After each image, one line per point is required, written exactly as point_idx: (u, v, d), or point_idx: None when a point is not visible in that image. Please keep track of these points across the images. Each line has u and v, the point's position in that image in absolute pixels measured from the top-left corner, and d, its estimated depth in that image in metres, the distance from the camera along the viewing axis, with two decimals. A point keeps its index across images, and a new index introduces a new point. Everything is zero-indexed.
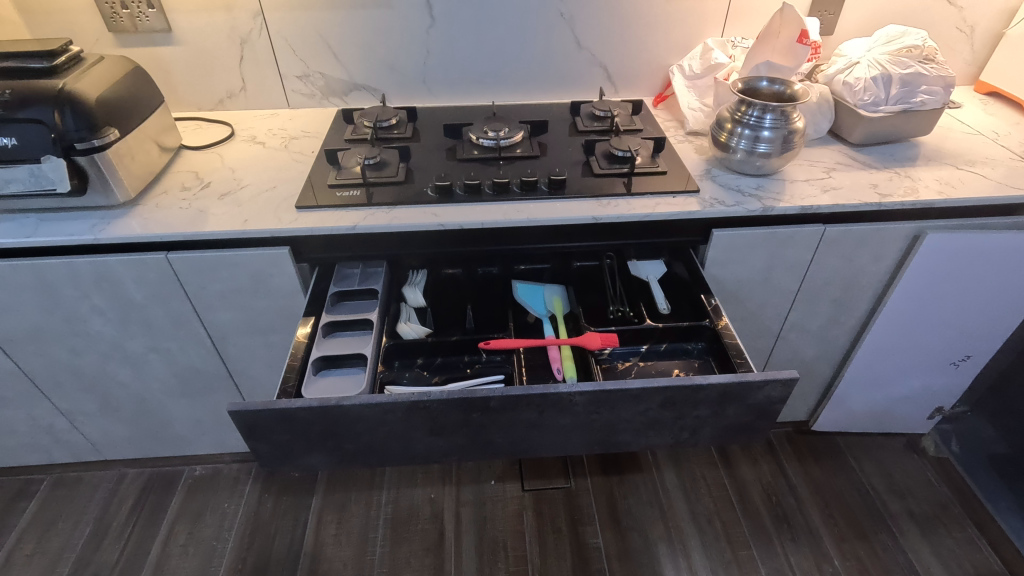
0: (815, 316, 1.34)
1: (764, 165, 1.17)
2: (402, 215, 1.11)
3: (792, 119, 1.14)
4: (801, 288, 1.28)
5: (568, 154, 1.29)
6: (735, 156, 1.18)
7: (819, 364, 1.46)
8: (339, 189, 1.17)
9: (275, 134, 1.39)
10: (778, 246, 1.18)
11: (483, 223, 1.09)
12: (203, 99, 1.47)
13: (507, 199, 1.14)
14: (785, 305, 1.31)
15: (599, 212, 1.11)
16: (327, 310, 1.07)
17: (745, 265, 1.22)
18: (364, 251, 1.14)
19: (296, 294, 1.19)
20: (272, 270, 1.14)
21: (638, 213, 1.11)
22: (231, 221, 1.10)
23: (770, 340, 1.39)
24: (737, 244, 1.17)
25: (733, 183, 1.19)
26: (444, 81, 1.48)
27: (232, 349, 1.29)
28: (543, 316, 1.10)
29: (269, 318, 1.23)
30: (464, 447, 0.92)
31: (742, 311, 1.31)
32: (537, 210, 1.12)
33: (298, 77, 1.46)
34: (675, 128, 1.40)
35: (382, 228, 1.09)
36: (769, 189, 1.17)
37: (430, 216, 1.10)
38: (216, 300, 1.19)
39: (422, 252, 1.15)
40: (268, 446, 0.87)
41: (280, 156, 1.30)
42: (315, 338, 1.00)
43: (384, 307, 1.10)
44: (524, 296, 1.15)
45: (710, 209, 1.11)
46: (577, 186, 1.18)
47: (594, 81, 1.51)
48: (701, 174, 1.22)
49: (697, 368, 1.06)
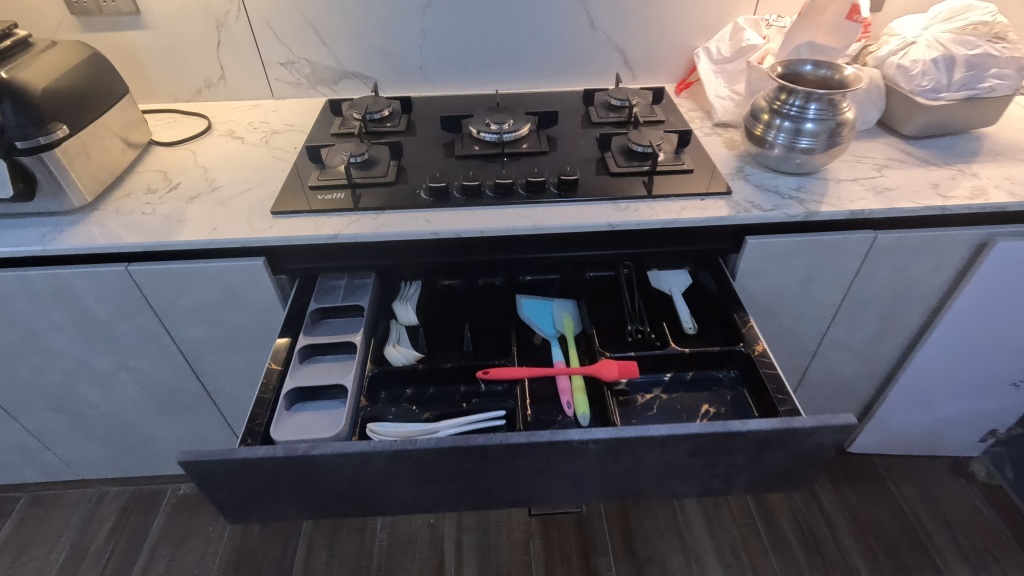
0: (858, 331, 1.19)
1: (805, 162, 1.02)
2: (391, 222, 0.97)
3: (841, 109, 0.98)
4: (844, 302, 1.13)
5: (580, 151, 1.14)
6: (772, 152, 1.03)
7: (859, 383, 1.31)
8: (320, 191, 1.04)
9: (256, 129, 1.26)
10: (821, 255, 1.03)
11: (482, 231, 0.96)
12: (179, 90, 1.34)
13: (510, 204, 1.00)
14: (824, 320, 1.16)
15: (615, 218, 0.97)
16: (306, 331, 0.95)
17: (781, 276, 1.07)
18: (348, 261, 1.01)
19: (275, 308, 1.06)
20: (247, 283, 1.02)
21: (660, 220, 0.96)
22: (198, 230, 0.97)
23: (805, 357, 1.24)
24: (773, 253, 1.03)
25: (770, 183, 1.04)
26: (443, 68, 1.34)
27: (208, 367, 1.17)
28: (551, 337, 0.97)
29: (247, 334, 1.11)
30: (457, 497, 0.79)
31: (776, 326, 1.17)
32: (544, 215, 0.98)
33: (282, 63, 1.32)
34: (700, 120, 1.25)
35: (368, 237, 0.96)
36: (811, 190, 1.02)
37: (423, 222, 0.97)
38: (187, 315, 1.07)
39: (415, 263, 1.02)
40: (229, 497, 0.75)
41: (259, 153, 1.17)
42: (290, 367, 0.88)
43: (370, 326, 0.97)
44: (529, 313, 1.01)
45: (744, 214, 0.97)
46: (591, 187, 1.03)
47: (609, 66, 1.35)
48: (732, 173, 1.07)
49: (729, 402, 0.89)
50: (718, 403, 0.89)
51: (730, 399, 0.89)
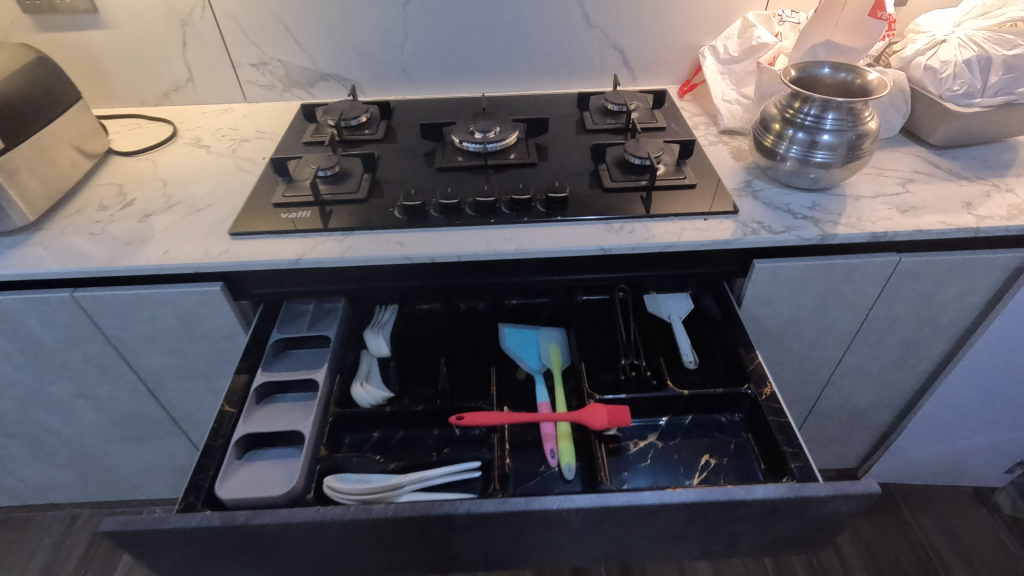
0: (877, 359, 1.09)
1: (821, 177, 0.92)
2: (359, 244, 0.88)
3: (862, 118, 0.88)
4: (862, 328, 1.03)
5: (572, 162, 1.04)
6: (783, 166, 0.93)
7: (876, 410, 1.21)
8: (284, 209, 0.95)
9: (224, 136, 1.17)
10: (837, 279, 0.93)
11: (459, 255, 0.86)
12: (145, 93, 1.25)
13: (491, 224, 0.91)
14: (840, 347, 1.06)
15: (607, 241, 0.87)
16: (265, 366, 0.86)
17: (792, 301, 0.97)
18: (314, 286, 0.92)
19: (238, 335, 0.98)
20: (205, 309, 0.93)
21: (657, 244, 0.87)
22: (148, 254, 0.88)
23: (818, 385, 1.14)
24: (784, 277, 0.93)
25: (782, 200, 0.94)
26: (427, 69, 1.24)
27: (171, 394, 1.09)
28: (536, 372, 0.88)
29: (210, 362, 1.03)
30: (424, 563, 0.70)
31: (786, 354, 1.07)
32: (529, 237, 0.88)
33: (253, 65, 1.22)
34: (705, 127, 1.14)
35: (334, 262, 0.87)
36: (827, 208, 0.92)
37: (394, 245, 0.88)
38: (144, 342, 0.99)
39: (387, 288, 0.92)
40: (166, 565, 0.66)
41: (224, 164, 1.08)
42: (246, 410, 0.80)
43: (337, 359, 0.88)
44: (513, 345, 0.91)
45: (752, 237, 0.87)
46: (582, 205, 0.93)
47: (607, 67, 1.25)
48: (739, 189, 0.97)
49: (733, 452, 0.79)
50: (720, 452, 0.79)
51: (734, 448, 0.79)
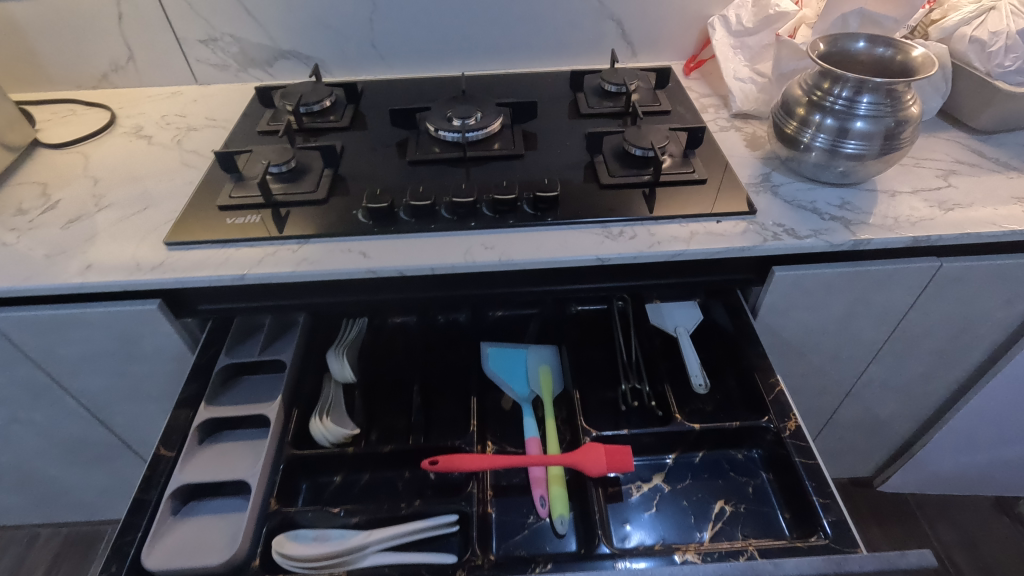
0: (904, 370, 0.98)
1: (852, 171, 0.79)
2: (316, 255, 0.76)
3: (902, 102, 0.75)
4: (891, 339, 0.92)
5: (564, 153, 0.91)
6: (808, 157, 0.81)
7: (899, 421, 1.11)
8: (231, 212, 0.82)
9: (169, 124, 1.03)
10: (867, 287, 0.82)
11: (432, 267, 0.74)
12: (81, 75, 1.10)
13: (470, 229, 0.78)
14: (864, 359, 0.95)
15: (603, 248, 0.75)
16: (211, 399, 0.74)
17: (813, 311, 0.86)
18: (265, 303, 0.79)
19: (184, 356, 0.86)
20: (142, 330, 0.81)
21: (662, 252, 0.75)
22: (69, 268, 0.76)
23: (837, 397, 1.03)
24: (807, 286, 0.81)
25: (805, 197, 0.81)
26: (400, 46, 1.10)
27: (117, 418, 0.97)
28: (523, 400, 0.76)
29: (156, 384, 0.91)
30: None
31: (804, 366, 0.96)
32: (515, 245, 0.76)
33: (202, 41, 1.08)
34: (714, 109, 1.01)
35: (286, 277, 0.74)
36: (858, 206, 0.80)
37: (356, 256, 0.75)
38: (77, 365, 0.87)
39: (350, 303, 0.80)
40: None
41: (165, 158, 0.95)
42: (187, 451, 0.68)
43: (294, 388, 0.76)
44: (497, 366, 0.80)
45: (774, 243, 0.75)
46: (575, 205, 0.81)
47: (603, 41, 1.11)
48: (757, 184, 0.84)
49: (752, 497, 0.68)
50: (737, 498, 0.68)
51: (752, 492, 0.68)
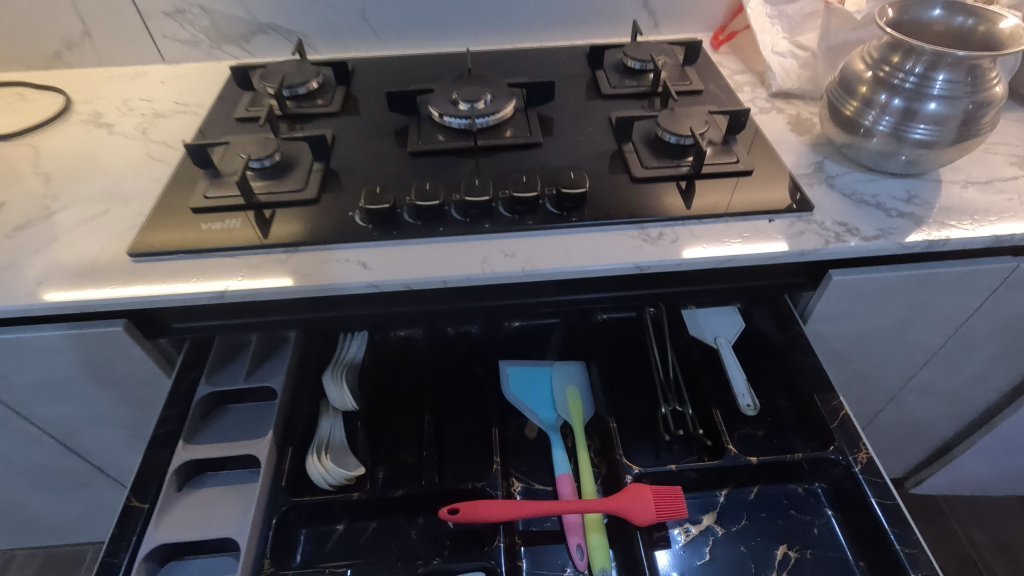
0: (955, 375, 0.90)
1: (921, 160, 0.69)
2: (309, 266, 0.65)
3: (985, 81, 0.65)
4: (947, 344, 0.83)
5: (588, 140, 0.80)
6: (868, 144, 0.71)
7: (940, 425, 1.04)
8: (205, 215, 0.70)
9: (133, 110, 0.90)
10: (932, 291, 0.73)
11: (445, 280, 0.64)
12: (30, 54, 0.97)
13: (485, 233, 0.68)
14: (915, 365, 0.87)
15: (641, 255, 0.65)
16: (191, 435, 0.64)
17: (868, 317, 0.77)
18: (250, 321, 0.68)
19: (159, 380, 0.75)
20: (108, 353, 0.70)
21: (710, 258, 0.65)
22: (15, 285, 0.64)
23: (879, 403, 0.96)
24: (866, 291, 0.72)
25: (866, 189, 0.72)
26: (395, 18, 0.97)
27: (88, 443, 0.87)
28: (550, 428, 0.67)
29: (130, 409, 0.80)
30: None
31: (849, 374, 0.87)
32: (540, 251, 0.66)
33: (168, 14, 0.95)
34: (750, 88, 0.90)
35: (274, 293, 0.64)
36: (926, 200, 0.70)
37: (355, 267, 0.65)
38: (35, 391, 0.75)
39: (349, 319, 0.70)
40: None
41: (129, 150, 0.82)
42: (164, 502, 0.58)
43: (287, 419, 0.66)
44: (519, 388, 0.71)
45: (837, 246, 0.65)
46: (605, 202, 0.71)
47: (623, 11, 0.99)
48: (809, 175, 0.74)
49: (817, 540, 0.60)
50: (801, 541, 0.60)
51: (818, 534, 0.60)
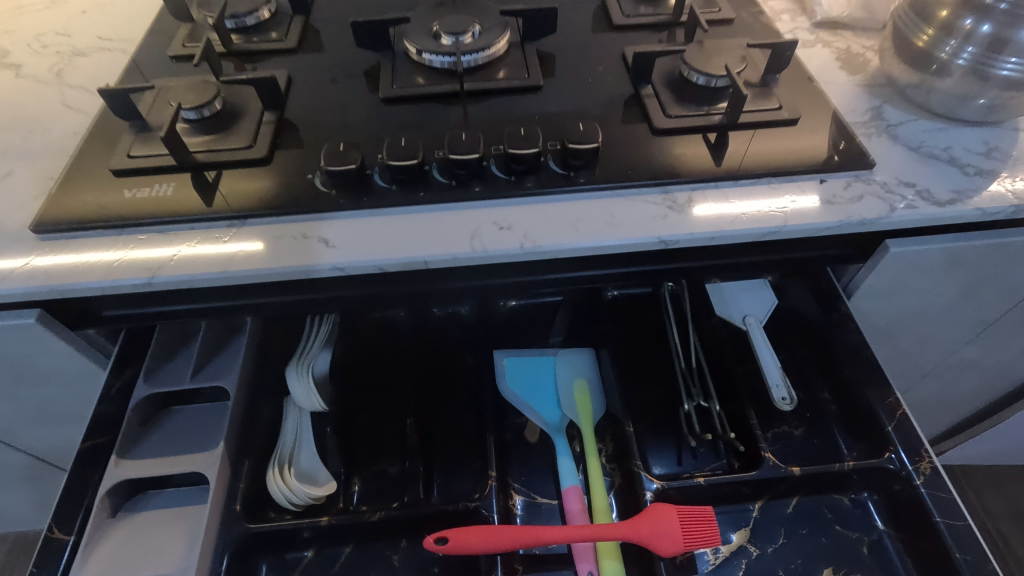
0: (1002, 350, 0.81)
1: (1006, 105, 0.57)
2: (257, 242, 0.53)
3: None
4: (1001, 319, 0.73)
5: (597, 82, 0.66)
6: (943, 83, 0.58)
7: (971, 399, 0.96)
8: (128, 179, 0.57)
9: (46, 46, 0.74)
10: (1001, 263, 0.62)
11: (425, 260, 0.52)
12: None
13: (475, 199, 0.56)
14: (961, 340, 0.77)
15: (666, 227, 0.53)
16: (128, 448, 0.53)
17: (921, 293, 0.66)
18: (189, 309, 0.56)
19: (94, 374, 0.64)
20: (24, 348, 0.58)
21: (750, 228, 0.53)
22: None
23: (912, 379, 0.87)
24: (925, 264, 0.61)
25: (935, 140, 0.59)
26: None
27: (25, 439, 0.76)
28: (554, 432, 0.57)
29: (65, 404, 0.69)
30: None
31: (887, 351, 0.78)
32: (541, 223, 0.54)
33: None
34: (788, 16, 0.76)
35: (213, 278, 0.52)
36: (1009, 154, 0.58)
37: (314, 244, 0.53)
38: None
39: (313, 304, 0.58)
40: None
41: (39, 96, 0.67)
42: (95, 532, 0.48)
43: (244, 425, 0.56)
44: (517, 382, 0.61)
45: (904, 213, 0.54)
46: (621, 160, 0.58)
47: None
48: (866, 123, 0.62)
49: (868, 561, 0.51)
50: (848, 563, 0.51)
51: (868, 554, 0.51)
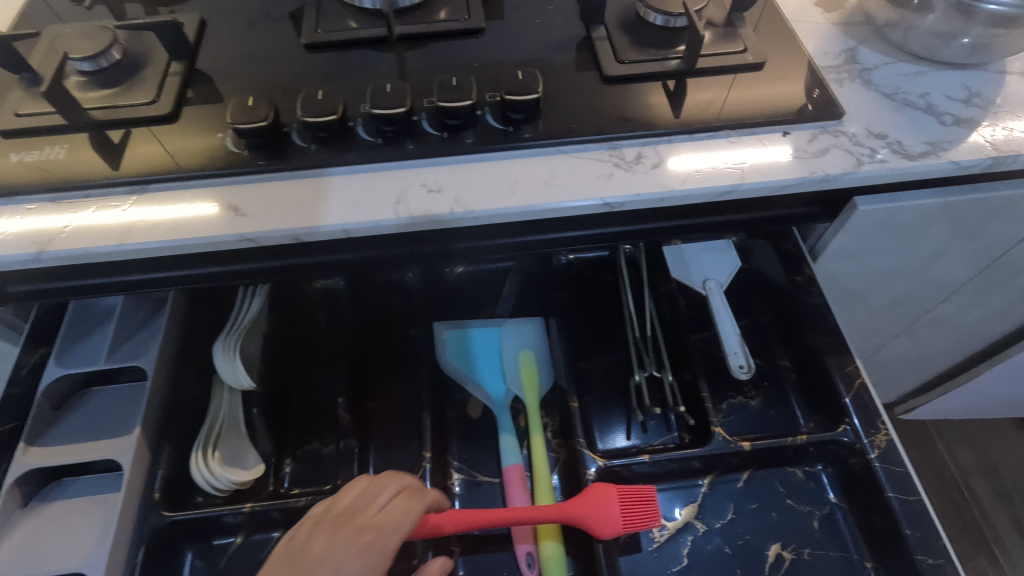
0: (977, 308, 0.78)
1: (992, 44, 0.51)
2: (158, 210, 0.48)
3: None
4: (977, 277, 0.70)
5: (546, 24, 0.60)
6: (924, 20, 0.52)
7: (945, 357, 0.93)
8: (15, 141, 0.51)
9: None
10: (977, 219, 0.58)
11: (345, 228, 0.47)
12: None
13: (403, 158, 0.50)
14: (935, 299, 0.74)
15: (611, 187, 0.48)
16: (38, 434, 0.50)
17: (892, 252, 0.62)
18: (92, 287, 0.50)
19: (8, 353, 0.60)
20: None
21: (703, 188, 0.48)
22: None
23: (884, 338, 0.84)
24: (896, 222, 0.57)
25: (913, 86, 0.54)
26: None
27: None
28: (497, 407, 0.55)
29: None
30: None
31: (857, 312, 0.74)
32: (475, 185, 0.49)
33: None
34: None
35: (110, 253, 0.47)
36: (991, 100, 0.53)
37: (221, 212, 0.48)
38: None
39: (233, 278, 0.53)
40: None
41: None
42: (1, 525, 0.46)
43: (166, 407, 0.53)
44: (459, 353, 0.58)
45: (872, 168, 0.49)
46: (566, 112, 0.52)
47: None
48: (838, 68, 0.56)
49: (818, 535, 0.49)
50: (798, 539, 0.49)
51: (819, 529, 0.50)
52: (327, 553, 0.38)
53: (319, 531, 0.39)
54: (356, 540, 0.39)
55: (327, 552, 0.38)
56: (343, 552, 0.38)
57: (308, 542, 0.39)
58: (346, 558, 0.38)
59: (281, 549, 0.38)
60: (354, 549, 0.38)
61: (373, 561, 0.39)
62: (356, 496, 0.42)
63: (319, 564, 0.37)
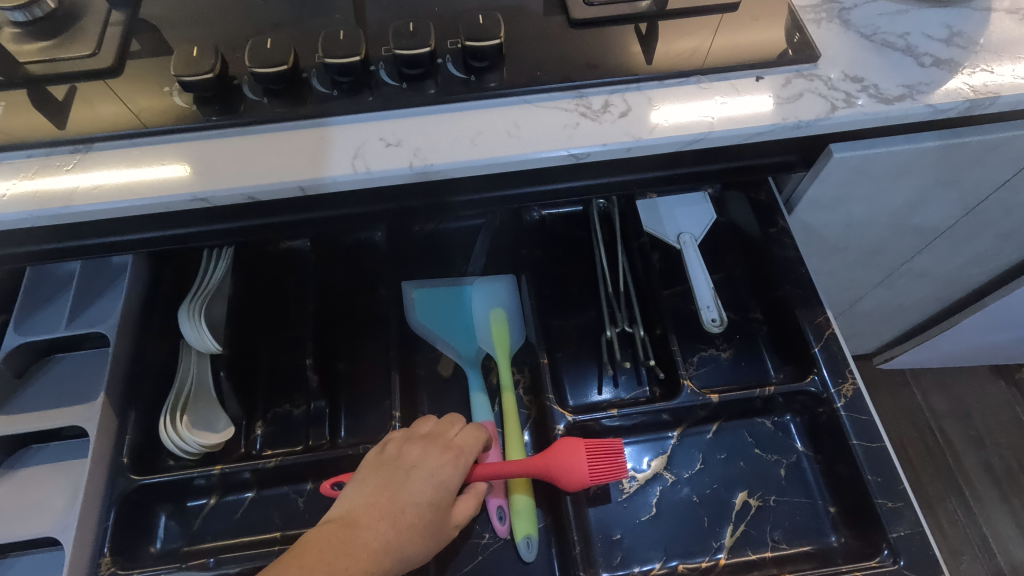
0: (955, 257, 0.77)
1: None
2: (102, 171, 0.46)
3: None
4: (955, 226, 0.69)
5: None
6: None
7: (924, 307, 0.94)
8: None
9: None
10: (955, 165, 0.57)
11: (300, 185, 0.45)
12: None
13: (360, 111, 0.48)
14: (913, 248, 0.74)
15: (576, 138, 0.47)
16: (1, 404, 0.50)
17: (869, 202, 0.61)
18: (40, 253, 0.48)
19: None
20: None
21: (672, 137, 0.47)
22: None
23: (862, 289, 0.84)
24: (872, 170, 0.55)
25: (893, 26, 0.52)
26: None
27: None
28: (466, 364, 0.55)
29: None
30: None
31: (835, 262, 0.74)
32: (436, 137, 0.47)
33: None
34: None
35: (55, 217, 0.45)
36: (973, 40, 0.51)
37: (170, 172, 0.46)
38: None
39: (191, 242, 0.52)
40: None
41: None
42: None
43: (131, 373, 0.52)
44: (429, 311, 0.57)
45: (846, 113, 0.47)
46: (532, 59, 0.50)
47: None
48: (817, 7, 0.53)
49: (785, 483, 0.50)
50: (764, 487, 0.50)
51: (785, 477, 0.50)
52: (420, 462, 0.43)
53: (411, 445, 0.45)
54: (443, 456, 0.44)
55: (419, 461, 0.44)
56: (433, 462, 0.44)
57: (401, 453, 0.44)
58: (435, 467, 0.43)
59: (376, 457, 0.45)
60: (443, 462, 0.44)
61: (459, 474, 0.44)
62: (436, 424, 0.47)
63: (413, 470, 0.43)
